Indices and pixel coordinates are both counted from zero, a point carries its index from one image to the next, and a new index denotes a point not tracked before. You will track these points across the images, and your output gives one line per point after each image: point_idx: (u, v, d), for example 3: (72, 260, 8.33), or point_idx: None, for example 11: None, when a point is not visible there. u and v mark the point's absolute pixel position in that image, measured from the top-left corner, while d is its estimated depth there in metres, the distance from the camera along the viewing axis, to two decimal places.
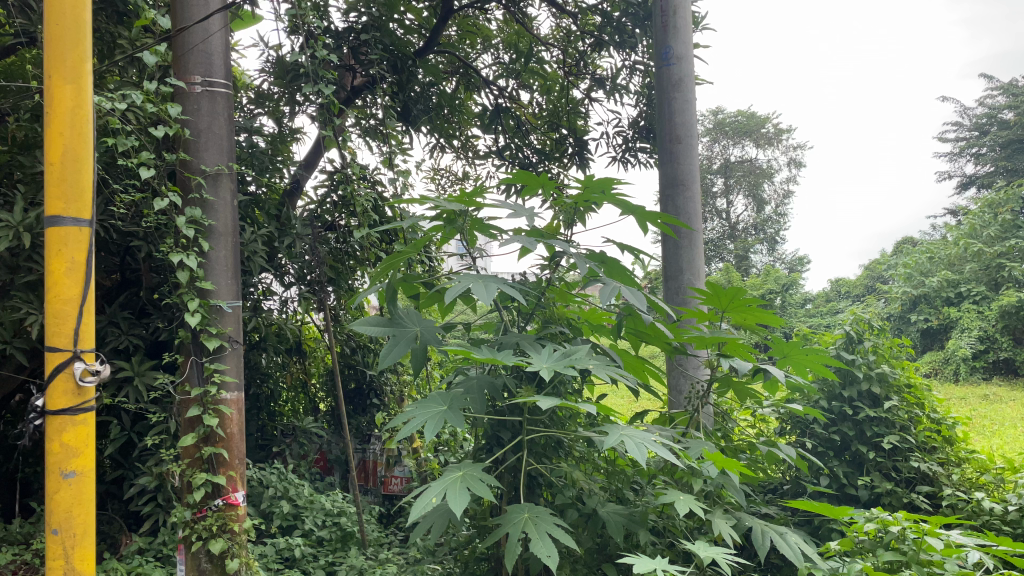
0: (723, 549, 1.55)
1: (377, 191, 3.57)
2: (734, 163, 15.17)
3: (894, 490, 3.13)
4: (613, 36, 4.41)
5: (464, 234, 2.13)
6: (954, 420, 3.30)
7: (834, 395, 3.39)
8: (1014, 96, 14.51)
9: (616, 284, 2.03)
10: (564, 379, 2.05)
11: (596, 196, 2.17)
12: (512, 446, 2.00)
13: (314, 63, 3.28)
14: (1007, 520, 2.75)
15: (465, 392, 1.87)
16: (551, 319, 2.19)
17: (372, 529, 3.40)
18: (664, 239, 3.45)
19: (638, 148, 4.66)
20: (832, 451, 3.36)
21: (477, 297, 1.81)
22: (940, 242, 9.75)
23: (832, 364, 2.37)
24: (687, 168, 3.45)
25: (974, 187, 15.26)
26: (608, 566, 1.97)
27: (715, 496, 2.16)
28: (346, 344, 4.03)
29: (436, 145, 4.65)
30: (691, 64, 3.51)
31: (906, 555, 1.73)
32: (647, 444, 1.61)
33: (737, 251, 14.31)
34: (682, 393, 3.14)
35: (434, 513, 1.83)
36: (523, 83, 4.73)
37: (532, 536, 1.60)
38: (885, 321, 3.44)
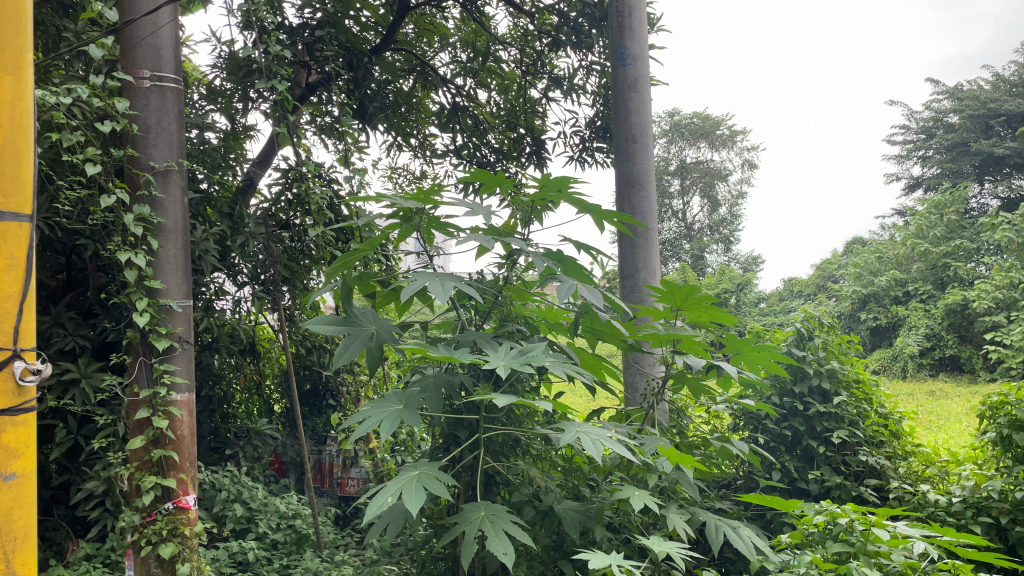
0: (677, 544, 1.57)
1: (332, 189, 3.54)
2: (690, 164, 15.35)
3: (843, 484, 3.21)
4: (570, 36, 4.43)
5: (421, 232, 2.11)
6: (901, 415, 3.38)
7: (786, 391, 3.44)
8: (959, 101, 14.97)
9: (573, 282, 2.03)
10: (521, 377, 2.05)
11: (552, 195, 2.18)
12: (469, 445, 1.99)
13: (268, 59, 3.23)
14: (951, 511, 2.87)
15: (422, 391, 1.85)
16: (508, 317, 2.19)
17: (328, 531, 3.36)
18: (620, 238, 3.47)
19: (594, 148, 4.69)
20: (784, 446, 3.42)
21: (434, 295, 1.80)
22: (888, 243, 10.00)
23: (784, 361, 2.42)
24: (642, 167, 3.48)
25: (921, 189, 15.70)
26: (564, 562, 1.99)
27: (669, 492, 2.19)
28: (301, 345, 3.97)
29: (392, 143, 4.61)
30: (646, 64, 3.54)
31: (854, 546, 1.76)
32: (603, 441, 1.62)
33: (692, 251, 14.49)
34: (636, 390, 3.23)
35: (390, 513, 1.81)
36: (481, 82, 4.70)
37: (488, 534, 1.60)
38: (835, 319, 3.51)
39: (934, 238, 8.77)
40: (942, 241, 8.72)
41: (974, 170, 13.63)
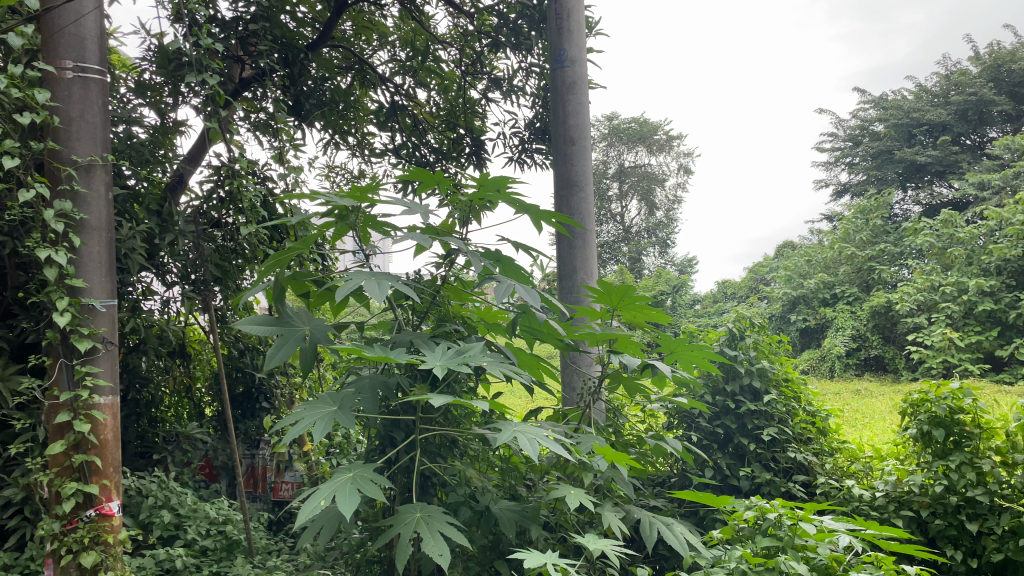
0: (611, 541, 1.58)
1: (266, 187, 3.52)
2: (628, 168, 15.56)
3: (773, 480, 3.29)
4: (509, 38, 4.45)
5: (357, 231, 2.08)
6: (828, 412, 3.50)
7: (718, 389, 3.51)
8: (884, 110, 15.58)
9: (511, 282, 2.03)
10: (459, 377, 2.05)
11: (491, 195, 2.17)
12: (405, 446, 1.97)
13: (199, 53, 3.15)
14: (874, 505, 3.02)
15: (357, 392, 1.82)
16: (446, 317, 2.18)
17: (260, 536, 3.28)
18: (558, 239, 3.49)
19: (534, 149, 4.71)
20: (716, 444, 3.48)
21: (369, 295, 1.77)
22: (818, 247, 10.34)
23: (716, 360, 2.47)
24: (580, 169, 3.51)
25: (848, 195, 16.26)
26: (500, 563, 1.99)
27: (605, 490, 2.21)
28: (233, 346, 3.85)
29: (329, 141, 4.53)
30: (584, 67, 3.58)
31: (782, 540, 1.80)
32: (540, 440, 1.61)
33: (630, 253, 14.64)
34: (574, 389, 3.26)
35: (323, 516, 1.78)
36: (420, 82, 4.66)
37: (424, 535, 1.58)
38: (765, 319, 3.60)
39: (861, 241, 9.85)
40: (867, 244, 9.71)
41: (897, 177, 14.27)
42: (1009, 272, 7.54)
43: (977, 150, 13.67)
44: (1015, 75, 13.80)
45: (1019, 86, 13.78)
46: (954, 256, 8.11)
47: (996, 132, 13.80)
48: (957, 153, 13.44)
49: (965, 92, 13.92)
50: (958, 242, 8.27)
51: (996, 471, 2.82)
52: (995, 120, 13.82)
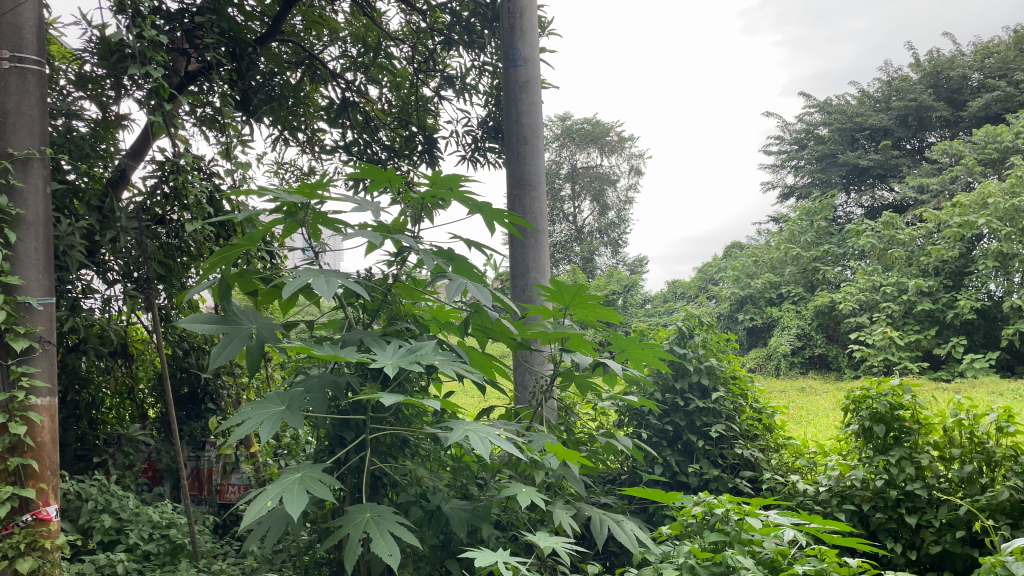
0: (563, 539, 1.58)
1: (213, 183, 3.46)
2: (581, 169, 15.71)
3: (721, 476, 3.35)
4: (461, 36, 4.45)
5: (307, 228, 2.04)
6: (773, 409, 3.57)
7: (667, 387, 3.55)
8: (829, 115, 15.99)
9: (463, 281, 2.02)
10: (410, 376, 2.03)
11: (443, 192, 2.15)
12: (355, 446, 1.94)
13: (143, 44, 3.06)
14: (818, 500, 3.10)
15: (306, 392, 1.79)
16: (397, 315, 2.16)
17: (206, 540, 3.20)
18: (511, 239, 3.49)
19: (486, 148, 4.71)
20: (665, 441, 3.52)
21: (318, 293, 1.74)
22: (765, 248, 10.58)
23: (666, 358, 2.50)
24: (533, 169, 3.51)
25: (794, 197, 16.62)
26: (451, 562, 1.98)
27: (556, 488, 2.22)
28: (177, 346, 3.75)
29: (278, 137, 4.44)
30: (537, 66, 3.58)
31: (729, 535, 1.84)
32: (492, 439, 1.61)
33: (583, 253, 14.73)
34: (526, 388, 3.27)
35: (270, 518, 1.75)
36: (372, 78, 4.61)
37: (373, 535, 1.56)
38: (714, 318, 3.66)
39: (806, 242, 10.13)
40: (812, 245, 10.12)
41: (841, 181, 14.60)
42: (946, 272, 7.83)
43: (917, 154, 14.08)
44: (952, 81, 14.24)
45: (957, 92, 14.21)
46: (895, 256, 8.42)
47: (934, 137, 14.19)
48: (898, 157, 13.82)
49: (906, 98, 14.31)
50: (899, 244, 8.55)
51: (934, 465, 2.92)
52: (933, 125, 14.24)
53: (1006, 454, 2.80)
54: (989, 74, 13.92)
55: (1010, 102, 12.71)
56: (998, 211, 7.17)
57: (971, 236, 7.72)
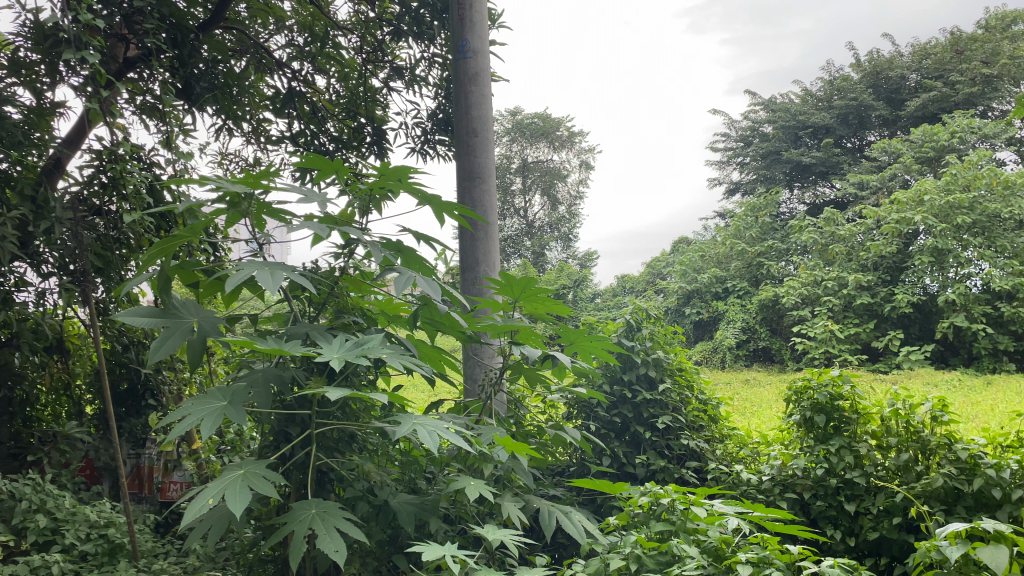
0: (511, 531, 1.59)
1: (153, 173, 3.38)
2: (531, 164, 15.77)
3: (667, 467, 3.39)
4: (411, 27, 4.43)
5: (250, 218, 1.99)
6: (718, 400, 3.63)
7: (616, 379, 3.58)
8: (773, 113, 16.33)
9: (412, 274, 1.99)
10: (358, 370, 2.00)
11: (391, 184, 2.12)
12: (300, 442, 1.91)
13: (79, 29, 2.95)
14: (761, 489, 3.17)
15: (249, 386, 1.75)
16: (344, 309, 2.12)
17: (146, 539, 3.11)
18: (460, 231, 3.48)
19: (436, 141, 4.67)
20: (614, 433, 3.54)
21: (262, 285, 1.70)
22: (711, 244, 10.75)
23: (614, 351, 2.53)
24: (483, 161, 3.50)
25: (739, 193, 16.90)
26: (398, 557, 1.97)
27: (505, 481, 2.22)
28: (116, 341, 3.61)
29: (222, 126, 4.34)
30: (486, 59, 3.57)
31: (675, 524, 1.87)
32: (440, 433, 1.60)
33: (533, 247, 14.71)
34: (475, 381, 3.26)
35: (212, 515, 1.71)
36: (319, 68, 4.53)
37: (318, 532, 1.53)
38: (661, 311, 3.70)
39: (751, 238, 10.36)
40: (757, 240, 10.38)
41: (785, 177, 14.91)
42: (884, 267, 8.22)
43: (858, 153, 14.47)
44: (891, 82, 14.62)
45: (895, 92, 14.59)
46: (836, 252, 8.80)
47: (874, 136, 14.62)
48: (839, 155, 14.18)
49: (847, 96, 14.71)
50: (840, 239, 8.86)
51: (872, 454, 3.02)
52: (873, 125, 14.61)
53: (941, 442, 2.90)
54: (926, 74, 14.25)
55: (946, 103, 13.13)
56: (933, 207, 7.46)
57: (907, 232, 7.99)
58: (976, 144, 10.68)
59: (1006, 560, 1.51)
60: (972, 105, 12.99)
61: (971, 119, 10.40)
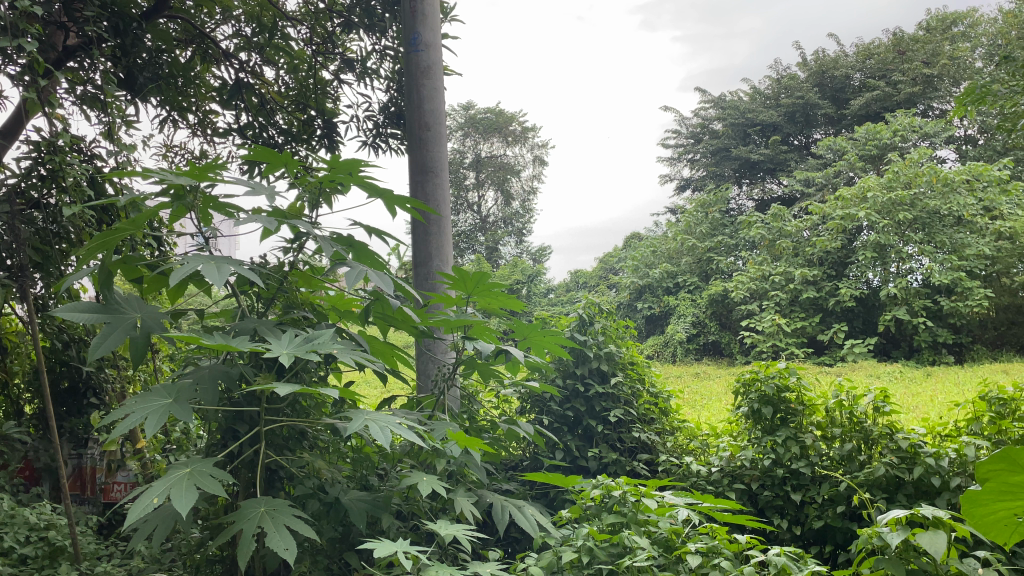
0: (464, 527, 1.59)
1: (94, 166, 3.28)
2: (485, 159, 15.77)
3: (619, 459, 3.43)
4: (362, 19, 4.44)
5: (196, 212, 1.95)
6: (669, 393, 3.68)
7: (568, 373, 3.59)
8: (723, 110, 16.61)
9: (363, 268, 1.97)
10: (308, 367, 1.97)
11: (342, 178, 2.09)
12: (248, 440, 1.87)
13: (15, 16, 2.83)
14: (710, 480, 3.23)
15: (195, 383, 1.72)
16: (294, 304, 2.08)
17: (88, 541, 3.03)
18: (413, 224, 3.45)
19: (388, 134, 4.63)
20: (566, 427, 3.55)
21: (208, 280, 1.67)
22: (662, 239, 10.88)
23: (567, 345, 2.54)
24: (435, 155, 3.48)
25: (690, 189, 17.15)
26: (349, 554, 1.94)
27: (458, 476, 2.21)
28: (56, 338, 3.48)
29: (166, 118, 4.24)
30: (439, 52, 3.55)
31: (626, 515, 1.88)
32: (392, 428, 1.58)
33: (487, 242, 14.70)
34: (429, 376, 3.24)
35: (157, 516, 1.67)
36: (267, 59, 4.44)
37: (268, 530, 1.51)
38: (613, 305, 3.73)
39: (701, 234, 10.70)
40: (707, 236, 10.68)
41: (733, 174, 15.25)
42: (829, 262, 8.88)
43: (804, 150, 14.84)
44: (836, 81, 14.97)
45: (840, 91, 14.94)
46: (783, 247, 9.25)
47: (820, 134, 15.01)
48: (786, 152, 14.55)
49: (793, 95, 15.04)
50: (787, 235, 9.37)
51: (817, 444, 3.10)
52: (818, 123, 14.99)
53: (883, 432, 2.99)
54: (870, 74, 14.59)
55: (888, 102, 13.56)
56: (877, 204, 8.53)
57: (851, 228, 8.85)
58: (916, 143, 11.04)
59: (943, 545, 1.55)
60: (912, 105, 13.41)
61: (912, 119, 10.75)
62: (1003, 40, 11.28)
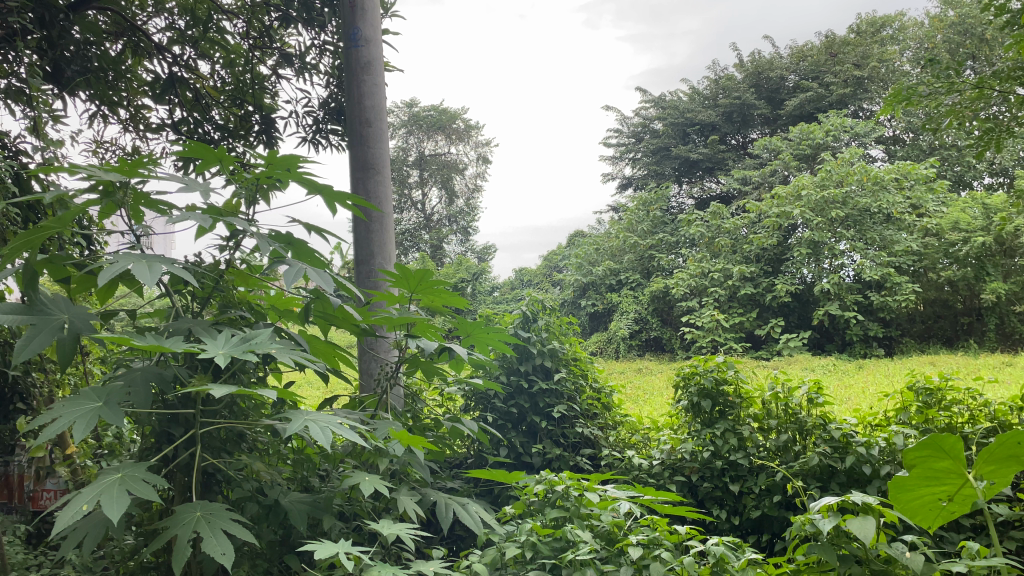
0: (406, 525, 1.57)
1: (19, 162, 3.14)
2: (428, 157, 15.62)
3: (562, 455, 3.44)
4: (300, 13, 4.33)
5: (126, 209, 1.88)
6: (611, 388, 3.73)
7: (512, 370, 3.59)
8: (663, 110, 16.90)
9: (302, 266, 1.93)
10: (246, 367, 1.92)
11: (280, 174, 2.04)
12: (183, 443, 1.81)
13: None
14: (652, 472, 3.27)
15: (126, 385, 1.66)
16: (230, 303, 2.03)
17: (15, 552, 2.90)
18: (354, 221, 3.40)
19: (328, 130, 4.56)
20: (510, 423, 3.55)
21: (139, 279, 1.61)
22: (605, 237, 11.03)
23: (510, 342, 2.54)
24: (376, 152, 3.44)
25: (631, 188, 17.41)
26: (290, 557, 1.91)
27: (400, 475, 2.19)
28: None
29: (96, 112, 4.09)
30: (379, 47, 3.52)
31: (569, 510, 1.90)
32: (333, 428, 1.56)
33: (431, 241, 14.68)
34: (371, 376, 3.21)
35: (88, 523, 1.61)
36: (203, 53, 4.32)
37: (204, 535, 1.47)
38: (556, 302, 3.76)
39: (643, 231, 10.84)
40: (648, 234, 10.84)
41: (674, 172, 15.58)
42: (766, 258, 9.14)
43: (741, 150, 15.25)
44: (771, 82, 15.32)
45: (775, 92, 15.34)
46: (721, 245, 9.43)
47: (756, 133, 15.45)
48: (724, 152, 14.94)
49: (731, 96, 15.39)
50: (725, 232, 9.49)
51: (754, 436, 3.18)
52: (754, 123, 15.45)
53: (816, 422, 3.08)
54: (804, 75, 14.91)
55: (821, 103, 14.05)
56: (811, 203, 8.68)
57: (786, 226, 9.03)
58: (848, 143, 11.42)
59: (873, 530, 1.58)
60: (844, 105, 13.90)
61: (843, 119, 11.12)
62: (928, 44, 11.74)
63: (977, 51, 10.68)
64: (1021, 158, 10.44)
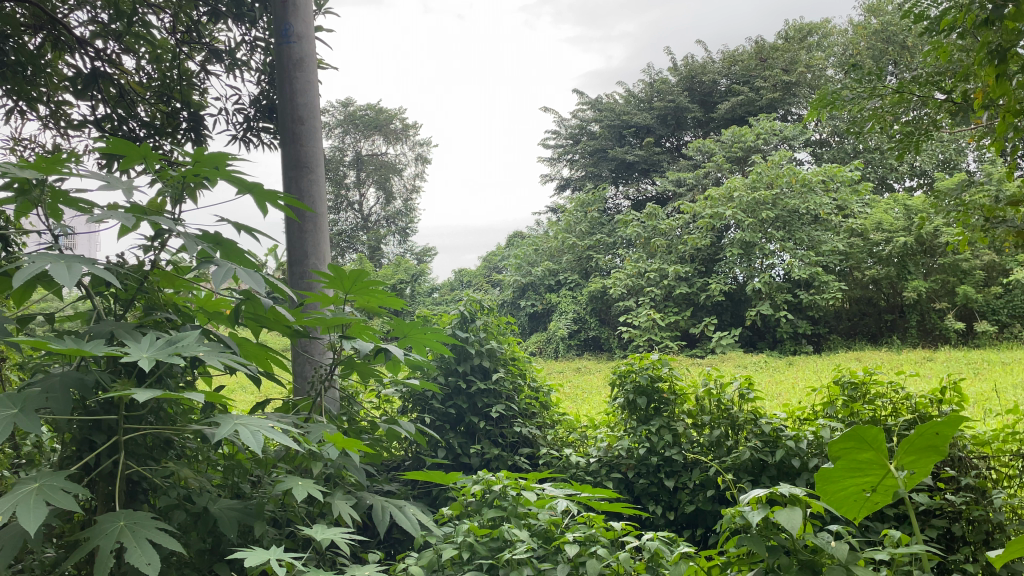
0: (340, 529, 1.54)
1: None
2: (365, 157, 15.44)
3: (500, 454, 3.45)
4: (231, 8, 4.25)
5: (43, 207, 1.80)
6: (550, 388, 3.75)
7: (450, 370, 3.57)
8: (599, 112, 17.10)
9: (231, 266, 1.88)
10: (173, 371, 1.86)
11: (208, 172, 1.99)
12: (106, 451, 1.75)
13: None
14: (589, 470, 3.30)
15: (44, 391, 1.59)
16: (156, 305, 1.96)
17: None
18: (287, 221, 3.34)
19: (260, 129, 4.46)
20: (449, 424, 3.53)
21: (57, 280, 1.54)
22: (543, 237, 11.11)
23: (447, 342, 2.52)
24: (309, 150, 3.39)
25: (569, 189, 17.59)
26: (220, 565, 1.85)
27: (336, 480, 2.16)
28: None
29: (13, 108, 3.92)
30: (312, 44, 3.47)
31: (506, 510, 1.90)
32: (263, 432, 1.52)
33: (369, 242, 14.53)
34: (305, 379, 3.15)
35: (3, 537, 1.53)
36: (127, 47, 4.19)
37: (128, 545, 1.42)
38: (494, 302, 3.75)
39: (580, 232, 10.96)
40: (585, 236, 10.93)
41: (611, 174, 15.87)
42: (700, 258, 9.34)
43: (676, 152, 15.60)
44: (704, 86, 15.62)
45: (708, 95, 15.68)
46: (657, 245, 9.60)
47: (690, 136, 15.81)
48: (659, 154, 15.25)
49: (664, 99, 15.61)
50: (661, 233, 9.63)
51: (688, 432, 3.24)
52: (688, 126, 15.80)
53: (747, 418, 3.15)
54: (735, 79, 15.29)
55: (752, 106, 14.45)
56: (742, 204, 8.82)
57: (719, 226, 9.22)
58: (777, 145, 11.78)
59: (801, 521, 1.62)
60: (774, 110, 14.35)
61: (772, 122, 11.46)
62: (852, 51, 12.19)
63: (898, 58, 11.13)
64: (939, 161, 10.92)
